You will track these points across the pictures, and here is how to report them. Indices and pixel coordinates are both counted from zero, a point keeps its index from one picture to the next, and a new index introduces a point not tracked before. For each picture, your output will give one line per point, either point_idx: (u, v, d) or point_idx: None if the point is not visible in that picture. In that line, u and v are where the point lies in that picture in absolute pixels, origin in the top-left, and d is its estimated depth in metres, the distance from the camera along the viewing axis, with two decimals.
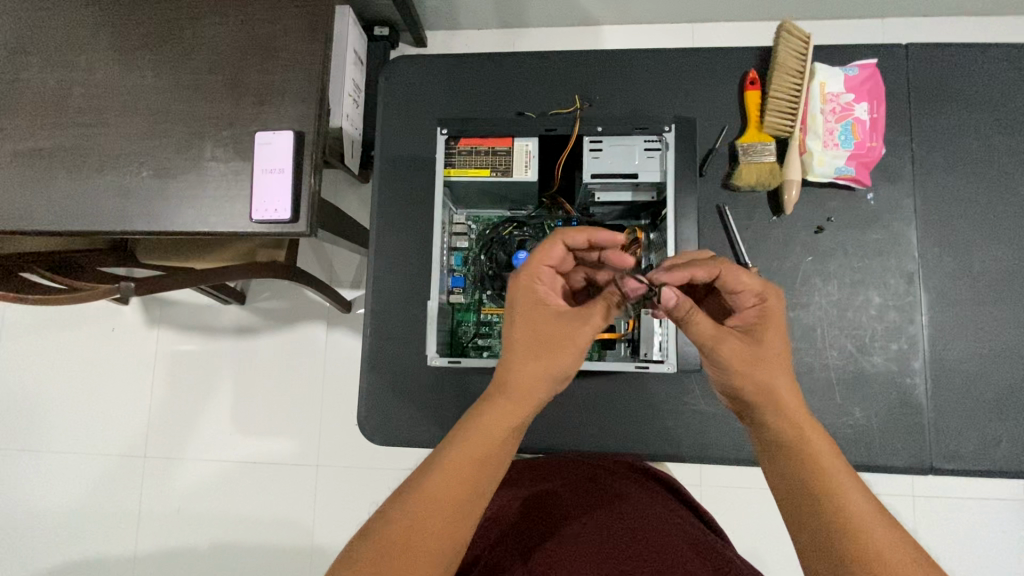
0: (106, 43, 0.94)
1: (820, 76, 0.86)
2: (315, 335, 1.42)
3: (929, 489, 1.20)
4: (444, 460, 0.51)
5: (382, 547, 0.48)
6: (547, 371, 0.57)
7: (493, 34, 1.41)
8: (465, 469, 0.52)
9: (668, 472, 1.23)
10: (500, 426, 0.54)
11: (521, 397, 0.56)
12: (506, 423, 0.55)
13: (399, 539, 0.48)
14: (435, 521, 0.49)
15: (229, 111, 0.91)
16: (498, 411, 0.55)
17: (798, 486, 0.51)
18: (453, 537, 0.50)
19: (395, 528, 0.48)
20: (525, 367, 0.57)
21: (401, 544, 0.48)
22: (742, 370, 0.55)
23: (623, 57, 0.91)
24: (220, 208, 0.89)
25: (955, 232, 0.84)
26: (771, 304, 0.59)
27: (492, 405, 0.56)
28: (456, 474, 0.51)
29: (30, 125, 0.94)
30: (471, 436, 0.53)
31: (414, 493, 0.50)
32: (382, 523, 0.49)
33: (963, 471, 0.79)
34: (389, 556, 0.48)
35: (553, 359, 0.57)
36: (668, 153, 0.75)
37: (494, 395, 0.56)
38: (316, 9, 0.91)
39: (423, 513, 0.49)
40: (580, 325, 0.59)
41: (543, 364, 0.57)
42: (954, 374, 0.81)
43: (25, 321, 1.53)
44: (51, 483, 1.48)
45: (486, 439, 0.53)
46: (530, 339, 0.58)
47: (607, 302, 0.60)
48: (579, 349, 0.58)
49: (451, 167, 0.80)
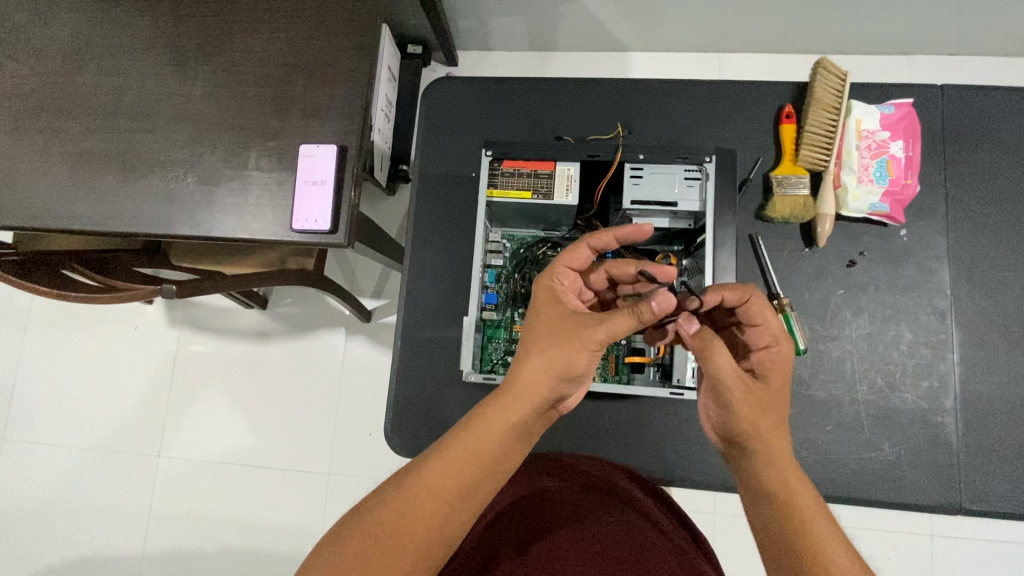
0: (157, 51, 0.98)
1: (856, 112, 0.88)
2: (336, 342, 1.44)
3: (948, 529, 1.18)
4: (442, 449, 0.53)
5: (371, 527, 0.50)
6: (555, 370, 0.57)
7: (525, 56, 1.44)
8: (460, 463, 0.52)
9: (683, 499, 1.23)
10: (502, 422, 0.54)
11: (527, 394, 0.56)
12: (508, 421, 0.55)
13: (388, 522, 0.50)
14: (424, 509, 0.51)
15: (274, 123, 0.93)
16: (500, 409, 0.55)
17: (768, 528, 0.54)
18: (440, 528, 0.51)
19: (384, 511, 0.50)
20: (533, 363, 0.57)
21: (388, 529, 0.50)
22: (746, 408, 0.58)
23: (660, 86, 0.93)
24: (261, 217, 0.91)
25: (987, 272, 0.85)
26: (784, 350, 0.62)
27: (496, 401, 0.56)
28: (451, 466, 0.52)
29: (79, 127, 0.97)
30: (473, 430, 0.54)
31: (409, 479, 0.52)
32: (375, 503, 0.52)
33: (996, 514, 0.78)
34: (377, 538, 0.49)
35: (562, 358, 0.57)
36: (708, 183, 0.78)
37: (500, 392, 0.57)
38: (363, 28, 0.93)
39: (413, 502, 0.51)
40: (595, 324, 0.58)
41: (551, 363, 0.57)
42: (986, 414, 0.81)
43: (51, 316, 1.56)
44: (63, 477, 1.49)
45: (485, 436, 0.54)
46: (542, 337, 0.59)
47: (635, 316, 0.56)
48: (591, 349, 0.57)
49: (494, 187, 0.82)
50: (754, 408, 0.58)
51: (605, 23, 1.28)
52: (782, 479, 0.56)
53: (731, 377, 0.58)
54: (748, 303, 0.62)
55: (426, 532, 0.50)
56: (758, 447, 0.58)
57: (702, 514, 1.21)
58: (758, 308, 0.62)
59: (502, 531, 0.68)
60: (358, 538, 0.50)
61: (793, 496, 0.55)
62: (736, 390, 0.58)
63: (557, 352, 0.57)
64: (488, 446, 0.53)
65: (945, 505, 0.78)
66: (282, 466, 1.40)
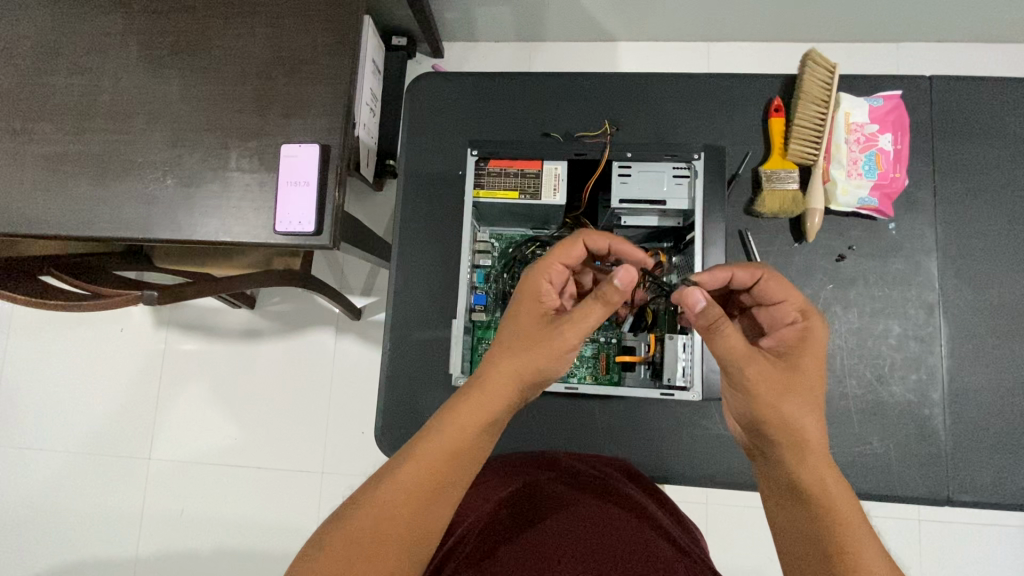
0: (131, 48, 0.95)
1: (845, 106, 0.87)
2: (324, 341, 1.42)
3: (933, 514, 1.20)
4: (415, 449, 0.52)
5: (352, 533, 0.48)
6: (527, 370, 0.57)
7: (511, 47, 1.42)
8: (435, 463, 0.51)
9: (674, 491, 1.23)
10: (475, 420, 0.54)
11: (498, 393, 0.56)
12: (482, 417, 0.54)
13: (364, 528, 0.48)
14: (401, 511, 0.49)
15: (254, 122, 0.91)
16: (473, 403, 0.55)
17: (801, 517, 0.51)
18: (419, 530, 0.50)
19: (365, 514, 0.49)
20: (507, 362, 0.57)
21: (367, 535, 0.48)
22: (764, 393, 0.54)
23: (648, 80, 0.92)
24: (244, 219, 0.89)
25: (974, 263, 0.85)
26: (811, 328, 0.58)
27: (468, 395, 0.55)
28: (425, 466, 0.51)
29: (52, 129, 0.94)
30: (448, 427, 0.53)
31: (383, 484, 0.50)
32: (352, 509, 0.50)
33: (982, 504, 0.79)
34: (355, 546, 0.48)
35: (536, 360, 0.57)
36: (697, 180, 0.77)
37: (473, 386, 0.56)
38: (344, 23, 0.91)
39: (389, 505, 0.49)
40: (571, 325, 0.59)
41: (524, 361, 0.57)
42: (972, 405, 0.81)
43: (33, 319, 1.52)
44: (53, 482, 1.47)
45: (461, 432, 0.53)
46: (519, 336, 0.59)
47: (602, 302, 0.58)
48: (565, 351, 0.59)
49: (481, 187, 0.81)
50: (776, 390, 0.54)
51: (592, 13, 1.26)
52: (814, 470, 0.52)
53: (740, 360, 0.55)
54: (762, 280, 0.62)
55: (402, 534, 0.49)
56: (785, 433, 0.53)
57: (693, 505, 1.22)
58: (777, 283, 0.61)
59: (490, 530, 0.65)
60: (335, 546, 0.47)
61: (829, 487, 0.51)
62: (752, 370, 0.54)
63: (532, 354, 0.58)
64: (461, 444, 0.52)
65: (931, 497, 0.78)
66: (275, 467, 1.39)
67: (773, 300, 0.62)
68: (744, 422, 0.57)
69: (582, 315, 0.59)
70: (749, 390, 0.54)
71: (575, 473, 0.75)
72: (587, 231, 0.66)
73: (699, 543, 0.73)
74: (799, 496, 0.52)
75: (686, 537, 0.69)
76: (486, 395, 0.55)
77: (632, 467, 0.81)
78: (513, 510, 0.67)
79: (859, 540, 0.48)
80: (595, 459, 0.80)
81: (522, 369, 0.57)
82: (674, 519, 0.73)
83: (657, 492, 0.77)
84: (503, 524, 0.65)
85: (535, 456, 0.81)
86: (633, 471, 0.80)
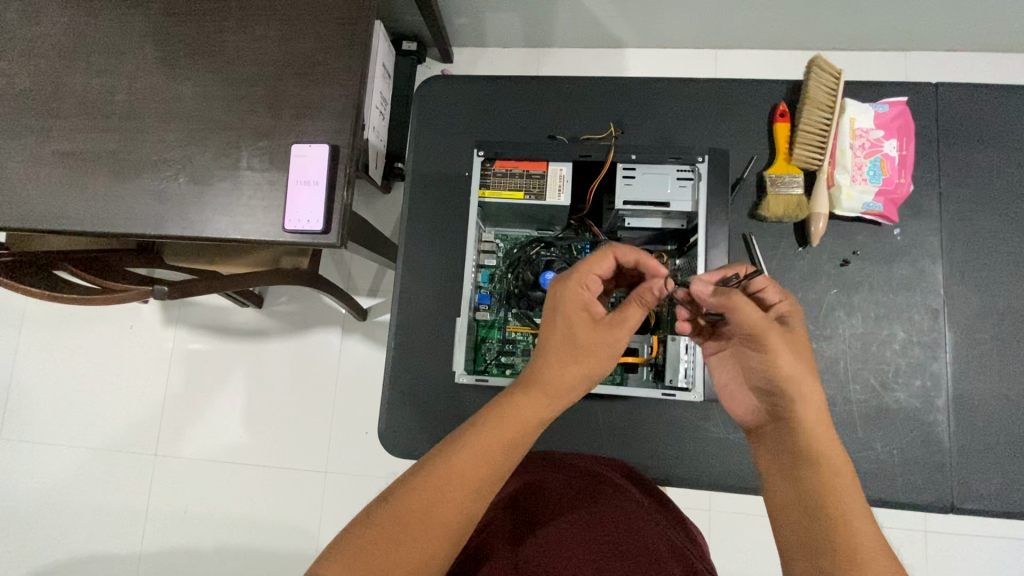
0: (147, 50, 0.97)
1: (850, 111, 0.88)
2: (330, 340, 1.43)
3: (940, 525, 1.19)
4: (474, 436, 0.53)
5: (399, 513, 0.49)
6: (580, 373, 0.59)
7: (519, 52, 1.43)
8: (498, 446, 0.53)
9: (677, 498, 1.23)
10: (532, 417, 0.56)
11: (550, 393, 0.58)
12: (538, 407, 0.57)
13: (422, 506, 0.49)
14: (455, 493, 0.50)
15: (266, 122, 0.93)
16: (532, 400, 0.57)
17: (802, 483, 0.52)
18: (472, 511, 0.51)
19: (415, 496, 0.50)
20: (563, 363, 0.59)
21: (417, 515, 0.49)
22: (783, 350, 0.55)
23: (654, 85, 0.93)
24: (254, 216, 0.91)
25: (979, 269, 0.85)
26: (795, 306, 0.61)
27: (527, 392, 0.57)
28: (484, 450, 0.53)
29: (69, 127, 0.96)
30: (507, 418, 0.55)
31: (440, 466, 0.51)
32: (409, 488, 0.50)
33: (987, 512, 0.78)
34: (410, 522, 0.49)
35: (588, 364, 0.59)
36: (701, 183, 0.78)
37: (532, 385, 0.58)
38: (356, 26, 0.93)
39: (445, 487, 0.50)
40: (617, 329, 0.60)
41: (578, 366, 0.59)
42: (978, 412, 0.81)
43: (46, 315, 1.55)
44: (60, 477, 1.49)
45: (519, 418, 0.55)
46: (573, 342, 0.60)
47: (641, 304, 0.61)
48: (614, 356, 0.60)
49: (486, 188, 0.83)
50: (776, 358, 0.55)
51: (600, 19, 1.27)
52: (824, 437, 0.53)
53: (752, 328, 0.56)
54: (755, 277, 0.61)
55: (448, 520, 0.49)
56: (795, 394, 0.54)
57: (696, 511, 1.21)
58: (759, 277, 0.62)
59: (491, 532, 0.65)
60: (384, 522, 0.49)
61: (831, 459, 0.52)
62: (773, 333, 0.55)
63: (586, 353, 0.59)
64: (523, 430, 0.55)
65: (934, 503, 0.78)
66: (278, 465, 1.40)
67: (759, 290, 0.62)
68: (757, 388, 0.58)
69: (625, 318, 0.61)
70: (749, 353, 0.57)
71: (579, 471, 0.75)
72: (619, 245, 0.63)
73: (703, 552, 0.71)
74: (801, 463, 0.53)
75: (687, 541, 0.69)
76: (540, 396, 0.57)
77: (634, 468, 0.81)
78: (511, 511, 0.68)
79: (855, 515, 0.49)
80: (599, 459, 0.80)
81: (576, 367, 0.59)
82: (676, 522, 0.73)
83: (659, 496, 0.77)
84: (503, 526, 0.66)
85: (540, 455, 0.81)
86: (636, 472, 0.80)
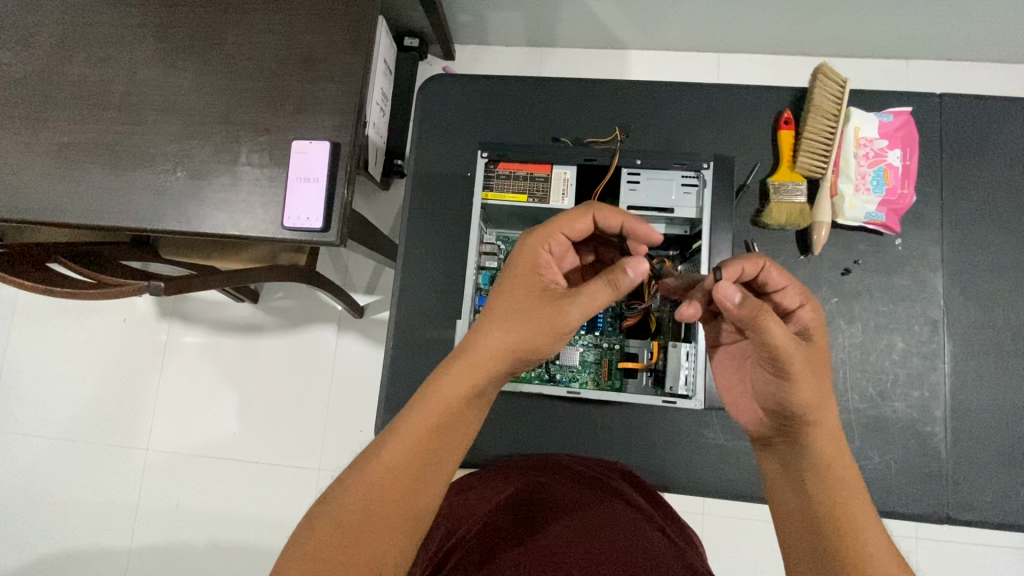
0: (145, 41, 0.95)
1: (854, 120, 0.87)
2: (326, 337, 1.42)
3: (931, 533, 1.19)
4: (402, 428, 0.51)
5: (337, 513, 0.48)
6: (517, 342, 0.55)
7: (522, 51, 1.42)
8: (423, 441, 0.51)
9: (670, 501, 1.23)
10: (459, 398, 0.53)
11: (481, 367, 0.55)
12: (468, 393, 0.54)
13: (353, 507, 0.48)
14: (390, 487, 0.49)
15: (266, 118, 0.91)
16: (459, 378, 0.54)
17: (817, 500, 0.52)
18: (403, 511, 0.49)
19: (351, 496, 0.49)
20: (499, 338, 0.56)
21: (356, 513, 0.48)
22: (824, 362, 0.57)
23: (657, 89, 0.93)
24: (253, 213, 0.90)
25: (979, 281, 0.85)
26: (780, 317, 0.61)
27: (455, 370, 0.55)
28: (414, 443, 0.51)
29: (65, 118, 0.94)
30: (436, 402, 0.53)
31: (373, 461, 0.50)
32: (342, 488, 0.50)
33: (981, 523, 0.78)
34: (343, 526, 0.48)
35: (527, 330, 0.56)
36: (705, 189, 0.78)
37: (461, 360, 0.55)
38: (359, 21, 0.92)
39: (381, 484, 0.49)
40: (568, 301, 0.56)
41: (512, 334, 0.56)
42: (975, 423, 0.81)
43: (38, 306, 1.53)
44: (50, 470, 1.47)
45: (448, 410, 0.52)
46: (507, 309, 0.58)
47: (610, 286, 0.56)
48: (560, 327, 0.56)
49: (490, 190, 0.82)
50: (818, 390, 0.53)
51: (604, 20, 1.27)
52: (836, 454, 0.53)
53: (789, 348, 0.52)
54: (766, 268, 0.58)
55: (391, 514, 0.49)
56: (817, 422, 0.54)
57: (690, 515, 1.21)
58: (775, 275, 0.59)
59: (491, 534, 0.64)
60: (326, 527, 0.48)
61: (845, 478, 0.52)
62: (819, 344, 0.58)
63: (522, 329, 0.56)
64: (448, 421, 0.52)
65: (929, 513, 0.78)
66: (272, 462, 1.39)
67: (776, 289, 0.60)
68: (767, 403, 0.57)
69: (579, 293, 0.56)
70: (794, 376, 0.53)
71: (576, 474, 0.75)
72: (602, 205, 0.61)
73: (701, 553, 0.72)
74: (815, 482, 0.53)
75: (684, 543, 0.69)
76: (469, 371, 0.54)
77: (630, 471, 0.81)
78: (512, 513, 0.67)
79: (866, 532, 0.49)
80: (599, 464, 0.80)
81: (513, 342, 0.55)
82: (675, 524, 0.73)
83: (655, 498, 0.77)
84: (503, 530, 0.64)
85: (543, 459, 0.81)
86: (632, 476, 0.80)
